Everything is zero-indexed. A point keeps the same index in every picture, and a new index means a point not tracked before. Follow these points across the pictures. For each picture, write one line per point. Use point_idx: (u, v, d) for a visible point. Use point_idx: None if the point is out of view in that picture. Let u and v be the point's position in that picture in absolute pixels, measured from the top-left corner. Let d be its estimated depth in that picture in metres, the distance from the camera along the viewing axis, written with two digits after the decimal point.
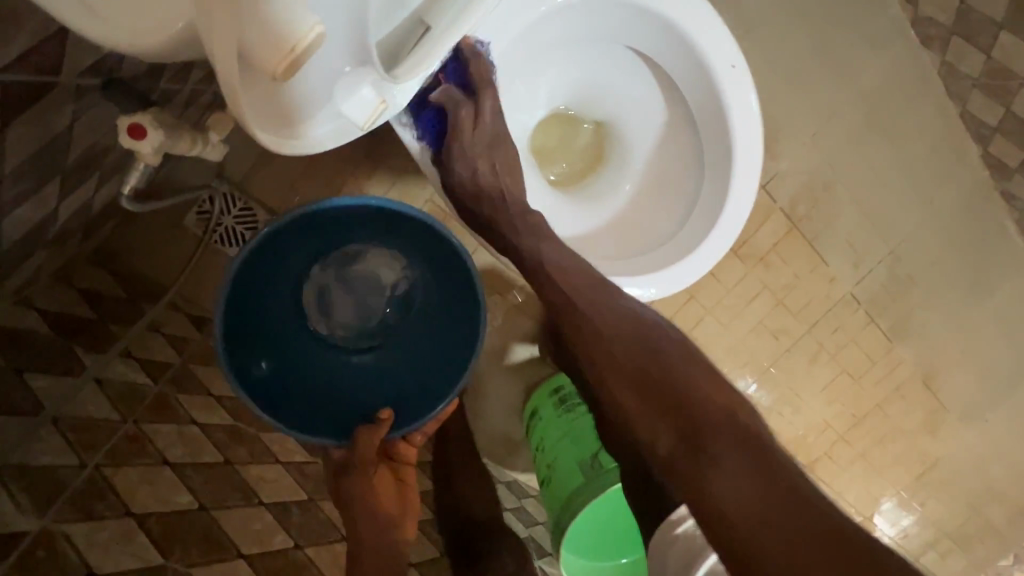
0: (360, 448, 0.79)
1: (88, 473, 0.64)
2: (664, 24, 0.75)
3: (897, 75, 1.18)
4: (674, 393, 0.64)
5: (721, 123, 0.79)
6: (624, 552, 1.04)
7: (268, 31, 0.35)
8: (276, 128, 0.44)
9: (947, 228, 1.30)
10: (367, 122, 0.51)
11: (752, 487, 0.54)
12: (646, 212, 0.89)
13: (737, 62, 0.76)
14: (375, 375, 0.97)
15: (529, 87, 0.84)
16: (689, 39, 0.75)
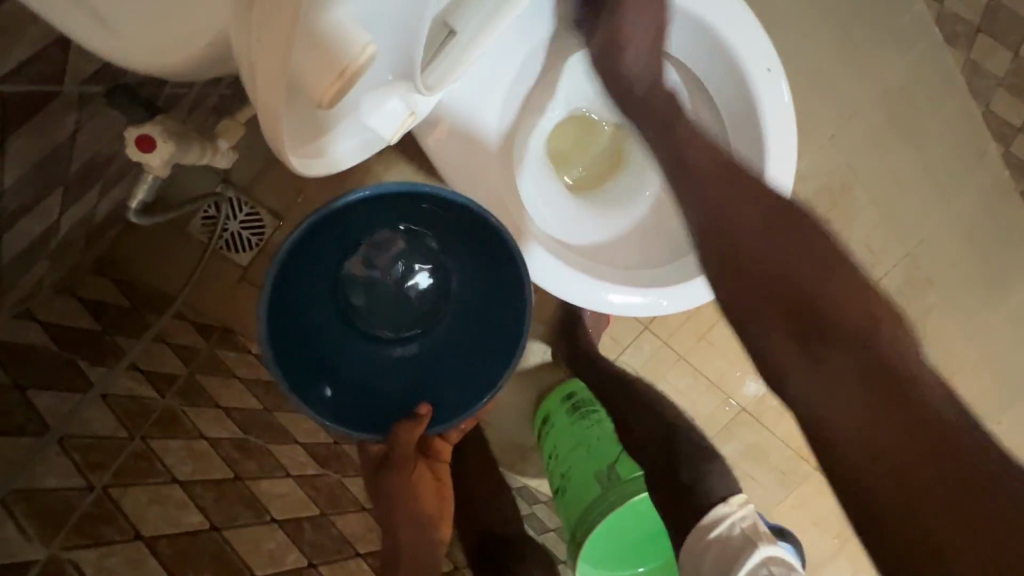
0: (397, 447, 0.79)
1: (96, 495, 0.61)
2: (694, 23, 0.75)
3: (919, 74, 1.15)
4: (792, 287, 0.52)
5: (754, 126, 0.77)
6: (641, 561, 1.01)
7: (318, 58, 0.34)
8: (305, 143, 0.44)
9: (966, 229, 1.27)
10: (394, 135, 0.51)
11: (868, 413, 0.45)
12: (666, 218, 0.87)
13: (772, 66, 0.75)
14: (408, 369, 0.93)
15: (547, 89, 0.83)
16: (720, 39, 0.75)
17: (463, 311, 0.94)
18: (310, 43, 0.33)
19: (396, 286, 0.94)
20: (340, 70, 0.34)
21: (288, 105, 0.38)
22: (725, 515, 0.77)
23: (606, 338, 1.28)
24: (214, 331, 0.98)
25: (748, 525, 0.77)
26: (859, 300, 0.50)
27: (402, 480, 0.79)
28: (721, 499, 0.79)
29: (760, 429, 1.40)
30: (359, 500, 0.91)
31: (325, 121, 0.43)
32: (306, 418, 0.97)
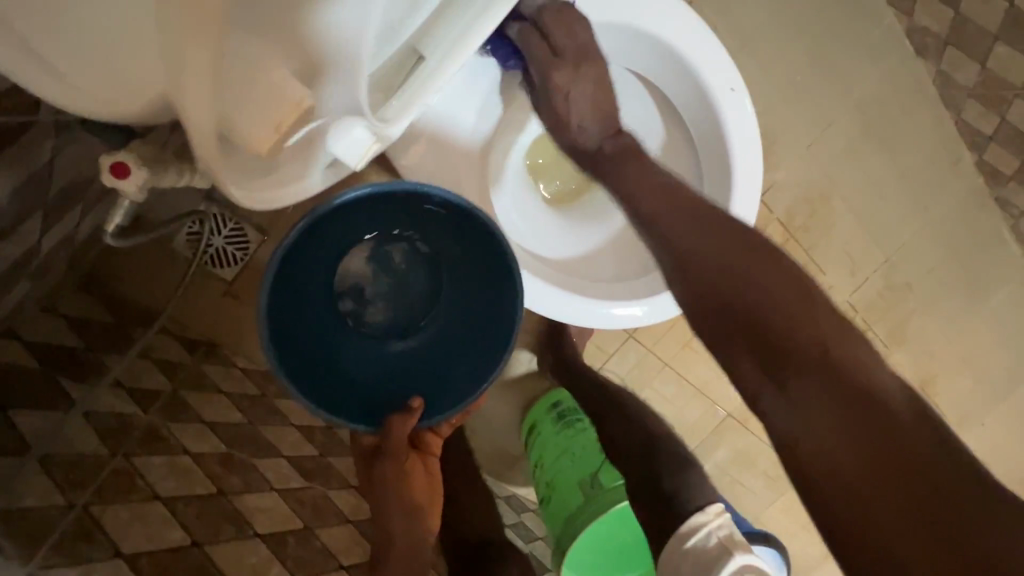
0: (392, 434, 0.78)
1: (76, 513, 0.62)
2: (661, 45, 0.77)
3: (893, 84, 1.17)
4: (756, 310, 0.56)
5: (721, 145, 0.80)
6: (626, 567, 1.03)
7: (256, 114, 0.41)
8: (254, 191, 0.45)
9: (944, 235, 1.29)
10: (359, 160, 0.52)
11: (828, 421, 0.48)
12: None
13: (736, 85, 0.78)
14: (403, 367, 0.92)
15: (522, 105, 0.84)
16: (687, 60, 0.77)
17: (457, 310, 0.93)
18: (251, 97, 0.40)
19: (392, 287, 0.93)
20: (286, 119, 0.42)
21: (232, 159, 0.43)
22: (701, 524, 0.75)
23: (592, 346, 1.30)
24: (202, 345, 0.99)
25: (725, 534, 0.74)
26: (814, 311, 0.55)
27: (396, 467, 0.78)
28: (698, 508, 0.77)
29: (747, 435, 1.42)
30: (344, 512, 0.92)
31: (273, 171, 0.47)
32: (292, 430, 0.97)
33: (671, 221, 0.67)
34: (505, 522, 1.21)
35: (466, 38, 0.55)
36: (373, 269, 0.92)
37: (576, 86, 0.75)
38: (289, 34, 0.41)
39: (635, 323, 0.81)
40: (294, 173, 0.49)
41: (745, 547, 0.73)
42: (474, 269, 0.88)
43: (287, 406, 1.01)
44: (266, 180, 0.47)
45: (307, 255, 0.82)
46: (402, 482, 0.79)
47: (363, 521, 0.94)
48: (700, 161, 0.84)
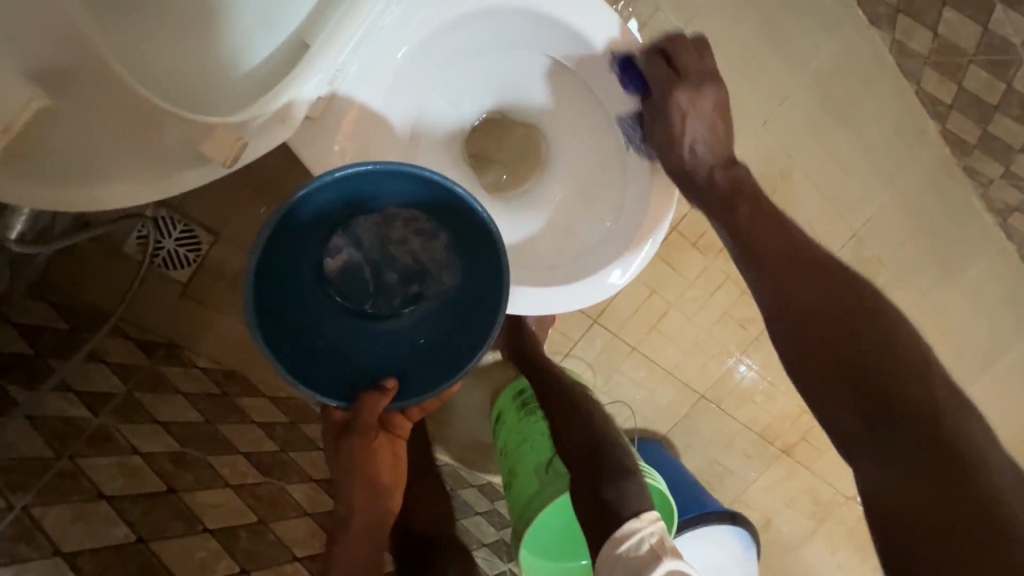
0: (363, 417, 0.75)
1: (15, 515, 0.63)
2: (569, 31, 0.76)
3: (849, 55, 1.15)
4: (882, 331, 0.61)
5: None
6: (582, 554, 1.05)
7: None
8: (82, 193, 0.56)
9: (912, 208, 1.27)
10: (226, 159, 0.56)
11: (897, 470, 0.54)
12: (604, 213, 0.85)
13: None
14: (389, 347, 0.87)
15: (447, 100, 0.83)
16: (594, 48, 0.76)
17: (442, 303, 0.88)
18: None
19: (383, 266, 0.88)
20: (16, 119, 0.49)
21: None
22: (636, 530, 0.71)
23: (557, 334, 1.30)
24: (160, 348, 1.01)
25: (659, 540, 0.70)
26: (902, 337, 0.60)
27: (359, 450, 0.76)
28: (633, 513, 0.73)
29: (724, 417, 1.42)
30: (303, 505, 0.94)
31: (82, 174, 0.56)
32: (252, 427, 0.98)
33: (759, 249, 0.73)
34: (477, 510, 1.20)
35: (340, 28, 0.59)
36: (364, 247, 0.86)
37: (698, 102, 0.80)
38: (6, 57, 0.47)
39: (569, 310, 0.82)
40: (113, 183, 0.57)
41: (676, 551, 0.69)
42: (464, 255, 0.83)
43: (248, 404, 1.03)
44: (82, 185, 0.56)
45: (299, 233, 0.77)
46: (365, 463, 0.77)
47: (322, 512, 0.96)
48: (625, 151, 0.84)
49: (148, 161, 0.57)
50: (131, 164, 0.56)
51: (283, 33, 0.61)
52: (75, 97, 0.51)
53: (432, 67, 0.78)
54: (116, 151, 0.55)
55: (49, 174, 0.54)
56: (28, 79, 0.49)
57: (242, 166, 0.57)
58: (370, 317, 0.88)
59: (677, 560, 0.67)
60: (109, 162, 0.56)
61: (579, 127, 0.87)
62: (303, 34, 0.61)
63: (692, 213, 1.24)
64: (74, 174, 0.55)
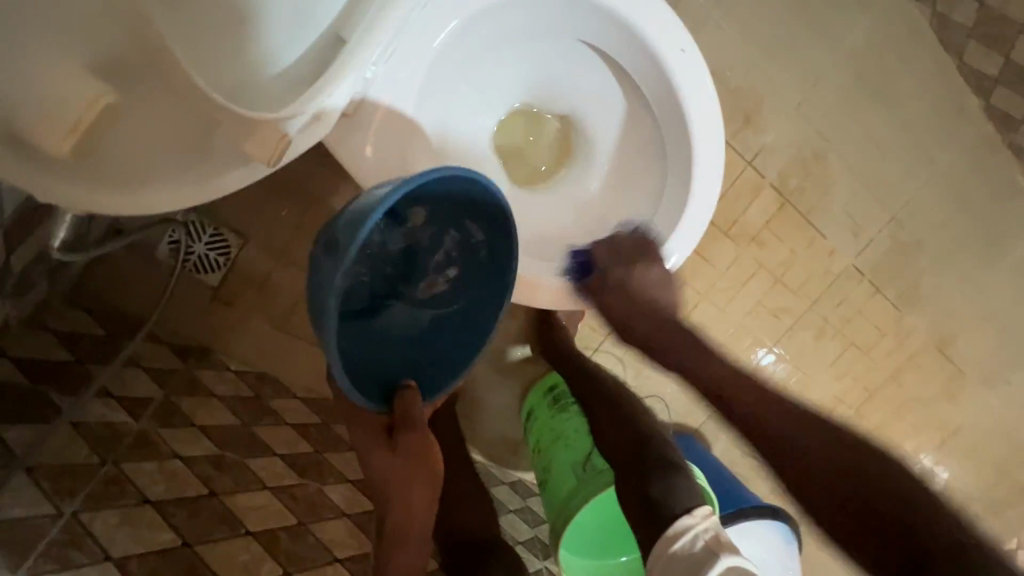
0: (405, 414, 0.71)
1: (65, 520, 0.63)
2: (605, 15, 0.71)
3: (888, 30, 1.10)
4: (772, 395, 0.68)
5: (678, 115, 0.75)
6: (623, 550, 1.02)
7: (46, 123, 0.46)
8: (121, 201, 0.52)
9: (953, 189, 1.22)
10: (269, 159, 0.53)
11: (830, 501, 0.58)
12: (640, 203, 0.83)
13: (686, 45, 0.72)
14: (381, 335, 0.78)
15: (481, 91, 0.81)
16: (636, 31, 0.71)
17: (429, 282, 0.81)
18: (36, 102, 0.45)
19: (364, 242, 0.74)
20: (83, 119, 0.47)
21: (38, 163, 0.48)
22: (689, 526, 0.68)
23: (586, 329, 1.28)
24: (193, 352, 1.02)
25: (713, 536, 0.66)
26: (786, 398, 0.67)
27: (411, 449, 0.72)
28: (684, 510, 0.70)
29: None
30: (340, 506, 0.93)
31: (127, 181, 0.53)
32: (286, 429, 0.98)
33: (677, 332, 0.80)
34: (511, 508, 1.19)
35: (377, 19, 0.56)
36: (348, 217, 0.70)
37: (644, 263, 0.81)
38: (64, 46, 0.46)
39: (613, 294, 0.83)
40: (157, 188, 0.54)
41: (733, 548, 0.65)
42: (470, 242, 0.77)
43: (281, 406, 1.03)
44: (121, 192, 0.53)
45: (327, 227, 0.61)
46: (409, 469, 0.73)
47: (360, 513, 0.95)
48: (662, 140, 0.80)
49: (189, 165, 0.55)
50: (181, 164, 0.55)
51: (318, 31, 0.59)
52: (134, 91, 0.51)
53: (461, 59, 0.75)
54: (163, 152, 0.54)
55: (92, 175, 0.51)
56: (91, 72, 0.48)
57: (286, 165, 0.54)
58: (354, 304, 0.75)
59: (735, 556, 0.63)
60: (165, 164, 0.54)
61: (613, 115, 0.84)
62: (337, 30, 0.59)
63: (724, 200, 1.20)
64: (146, 184, 0.53)
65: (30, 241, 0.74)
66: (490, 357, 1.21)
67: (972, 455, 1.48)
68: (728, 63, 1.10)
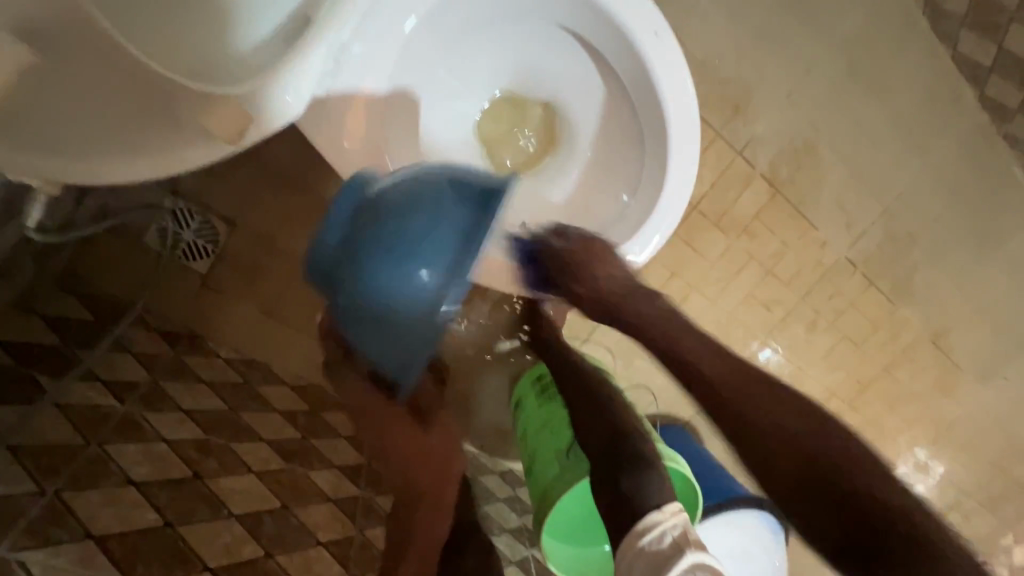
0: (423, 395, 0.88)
1: (47, 499, 0.64)
2: (581, 0, 0.71)
3: (880, 18, 1.09)
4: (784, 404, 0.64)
5: (654, 99, 0.75)
6: (606, 540, 1.03)
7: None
8: (66, 166, 0.53)
9: (948, 181, 1.21)
10: (231, 136, 0.52)
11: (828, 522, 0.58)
12: (620, 191, 0.83)
13: (660, 29, 0.72)
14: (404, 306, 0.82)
15: (459, 78, 0.81)
16: (610, 15, 0.71)
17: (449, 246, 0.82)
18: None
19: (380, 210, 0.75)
20: (3, 77, 0.46)
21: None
22: (657, 522, 0.67)
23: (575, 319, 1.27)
24: (182, 338, 1.02)
25: (682, 533, 0.66)
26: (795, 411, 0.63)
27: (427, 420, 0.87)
28: (654, 505, 0.69)
29: None
30: (325, 491, 0.94)
31: (72, 147, 0.53)
32: (273, 414, 1.00)
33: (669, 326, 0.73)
34: (498, 497, 1.20)
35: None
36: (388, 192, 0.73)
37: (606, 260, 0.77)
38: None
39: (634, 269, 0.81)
40: (107, 159, 0.54)
41: (699, 545, 0.66)
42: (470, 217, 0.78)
43: (269, 392, 1.04)
44: (73, 159, 0.53)
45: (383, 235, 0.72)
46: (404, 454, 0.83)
47: (345, 498, 0.96)
48: (641, 126, 0.79)
49: (142, 137, 0.54)
50: (140, 134, 0.54)
51: (279, 15, 0.59)
52: (69, 57, 0.49)
53: (438, 46, 0.75)
54: (109, 121, 0.53)
55: (30, 138, 0.51)
56: (18, 34, 0.46)
57: (249, 142, 0.53)
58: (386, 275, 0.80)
59: (698, 553, 0.64)
60: (122, 131, 0.54)
61: (594, 99, 0.83)
62: (305, 10, 0.58)
63: (714, 190, 1.19)
64: (108, 153, 0.54)
65: (11, 225, 0.72)
66: (479, 347, 1.21)
67: (968, 449, 1.48)
68: (717, 52, 1.10)
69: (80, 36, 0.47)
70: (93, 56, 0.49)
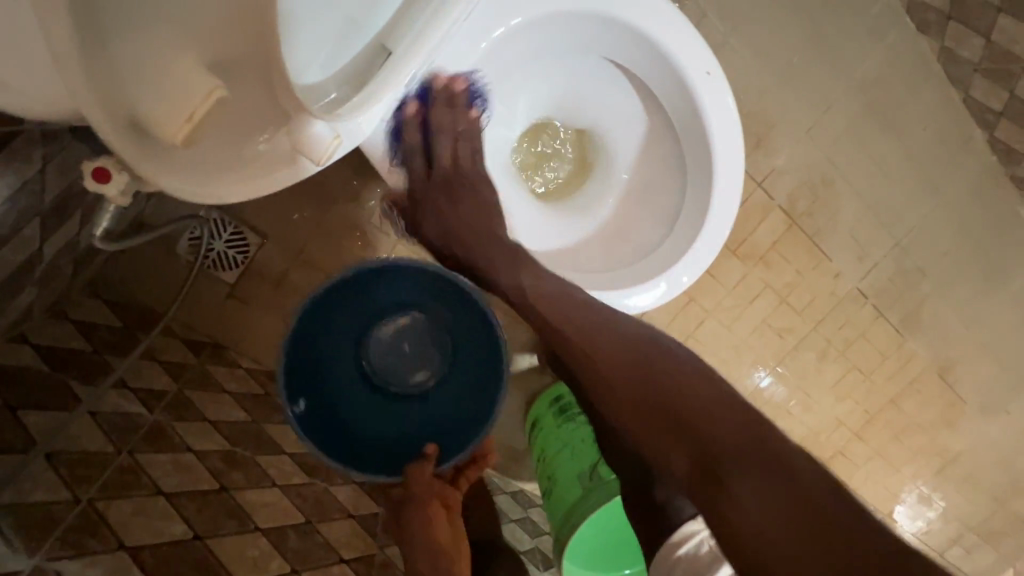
0: (413, 483, 0.83)
1: (82, 507, 0.64)
2: (634, 34, 0.74)
3: (895, 62, 1.14)
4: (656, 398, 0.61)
5: (700, 129, 0.77)
6: (627, 564, 1.02)
7: (163, 112, 0.49)
8: (186, 184, 0.51)
9: (956, 218, 1.25)
10: (323, 156, 0.53)
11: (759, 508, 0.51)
12: (660, 218, 0.85)
13: (711, 69, 0.75)
14: (426, 428, 0.95)
15: (507, 104, 0.83)
16: (663, 51, 0.74)
17: (451, 386, 0.97)
18: (161, 95, 0.49)
19: (404, 351, 0.99)
20: (195, 109, 0.50)
21: (147, 146, 0.50)
22: (694, 533, 0.69)
23: None
24: (207, 347, 1.03)
25: None
26: (719, 421, 0.58)
27: (422, 516, 0.83)
28: (689, 515, 0.71)
29: None
30: (346, 507, 0.93)
31: (198, 170, 0.52)
32: (295, 428, 0.99)
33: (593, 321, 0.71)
34: (511, 517, 1.18)
35: (422, 36, 0.58)
36: (388, 340, 0.98)
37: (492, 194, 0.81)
38: (181, 39, 0.50)
39: (680, 291, 0.81)
40: (222, 180, 0.53)
41: None
42: (461, 328, 0.93)
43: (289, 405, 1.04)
44: (191, 180, 0.51)
45: (338, 325, 0.92)
46: (425, 533, 0.82)
47: (366, 514, 0.95)
48: (683, 155, 0.82)
49: (249, 163, 0.54)
50: (247, 155, 0.54)
51: (362, 42, 0.60)
52: (239, 84, 0.53)
53: (493, 75, 0.78)
54: (233, 143, 0.53)
55: (175, 161, 0.51)
56: (206, 67, 0.51)
57: (330, 162, 0.54)
58: (399, 380, 0.99)
59: None
60: (239, 154, 0.54)
61: (636, 129, 0.86)
62: (382, 40, 0.60)
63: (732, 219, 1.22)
64: (223, 172, 0.53)
65: (61, 229, 0.73)
66: None
67: (970, 483, 1.49)
68: (742, 87, 1.14)
69: (254, 66, 0.52)
70: (260, 84, 0.53)
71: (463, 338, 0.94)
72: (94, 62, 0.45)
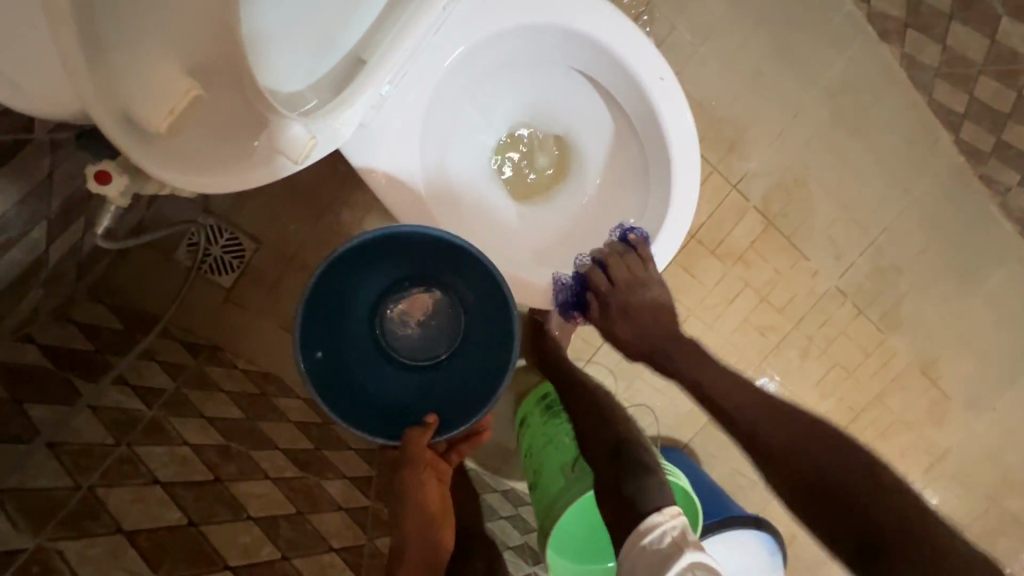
0: (410, 448, 0.87)
1: (82, 493, 0.68)
2: (592, 45, 0.79)
3: (860, 68, 1.19)
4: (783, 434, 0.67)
5: (657, 130, 0.82)
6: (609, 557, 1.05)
7: (147, 105, 0.54)
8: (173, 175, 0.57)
9: (928, 217, 1.29)
10: (298, 155, 0.59)
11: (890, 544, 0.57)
12: (628, 214, 0.89)
13: (665, 74, 0.80)
14: (433, 399, 0.99)
15: (483, 110, 0.89)
16: (621, 60, 0.79)
17: (460, 359, 1.01)
18: (146, 92, 0.54)
19: (415, 324, 1.04)
20: (175, 103, 0.55)
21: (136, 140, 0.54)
22: (657, 524, 0.72)
23: (579, 340, 1.32)
24: (204, 350, 1.06)
25: (679, 534, 0.72)
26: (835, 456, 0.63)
27: (417, 477, 0.86)
28: (655, 508, 0.74)
29: None
30: (336, 500, 0.95)
31: (191, 166, 0.58)
32: (289, 425, 1.02)
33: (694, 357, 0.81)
34: (501, 514, 1.21)
35: (391, 48, 0.64)
36: (400, 313, 1.03)
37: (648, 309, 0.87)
38: (161, 42, 0.54)
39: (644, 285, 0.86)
40: (202, 176, 0.59)
41: (697, 545, 0.71)
42: (472, 302, 0.95)
43: (285, 404, 1.07)
44: (177, 175, 0.57)
45: (350, 298, 0.95)
46: (418, 498, 0.85)
47: (354, 507, 0.97)
48: (646, 156, 0.87)
49: (226, 162, 0.60)
50: (223, 152, 0.60)
51: (339, 54, 0.65)
52: (216, 89, 0.58)
53: (466, 84, 0.84)
54: (213, 140, 0.59)
55: (164, 158, 0.57)
56: (186, 71, 0.56)
57: (308, 164, 0.60)
58: (410, 353, 1.04)
59: (696, 552, 0.69)
60: (217, 153, 0.59)
61: (603, 134, 0.91)
62: (359, 51, 0.66)
63: (710, 221, 1.27)
64: (203, 170, 0.59)
65: (66, 234, 0.78)
66: None
67: (961, 480, 1.49)
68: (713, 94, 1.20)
69: (231, 69, 0.57)
70: (236, 86, 0.58)
71: (473, 309, 0.97)
72: (98, 69, 0.50)
